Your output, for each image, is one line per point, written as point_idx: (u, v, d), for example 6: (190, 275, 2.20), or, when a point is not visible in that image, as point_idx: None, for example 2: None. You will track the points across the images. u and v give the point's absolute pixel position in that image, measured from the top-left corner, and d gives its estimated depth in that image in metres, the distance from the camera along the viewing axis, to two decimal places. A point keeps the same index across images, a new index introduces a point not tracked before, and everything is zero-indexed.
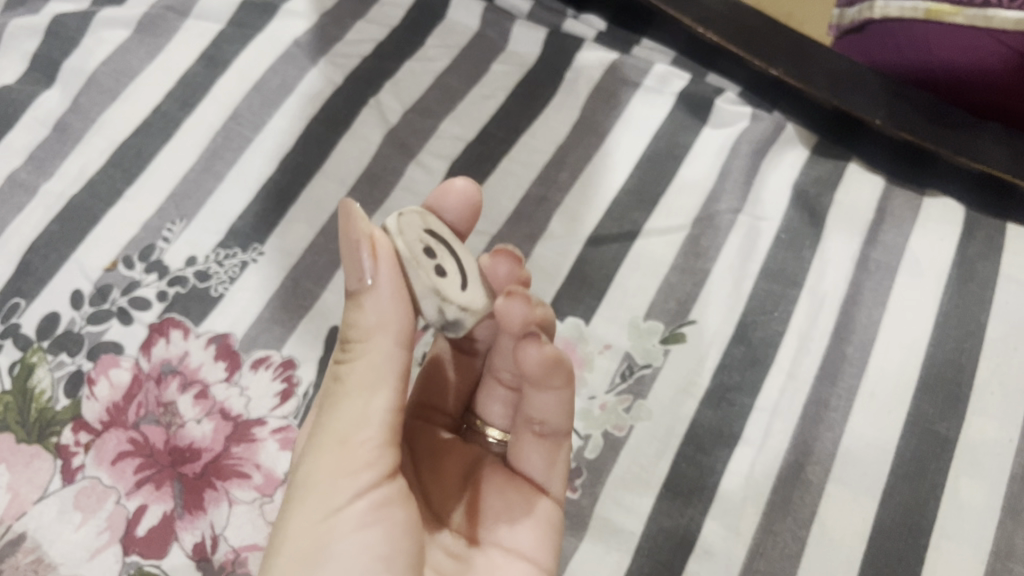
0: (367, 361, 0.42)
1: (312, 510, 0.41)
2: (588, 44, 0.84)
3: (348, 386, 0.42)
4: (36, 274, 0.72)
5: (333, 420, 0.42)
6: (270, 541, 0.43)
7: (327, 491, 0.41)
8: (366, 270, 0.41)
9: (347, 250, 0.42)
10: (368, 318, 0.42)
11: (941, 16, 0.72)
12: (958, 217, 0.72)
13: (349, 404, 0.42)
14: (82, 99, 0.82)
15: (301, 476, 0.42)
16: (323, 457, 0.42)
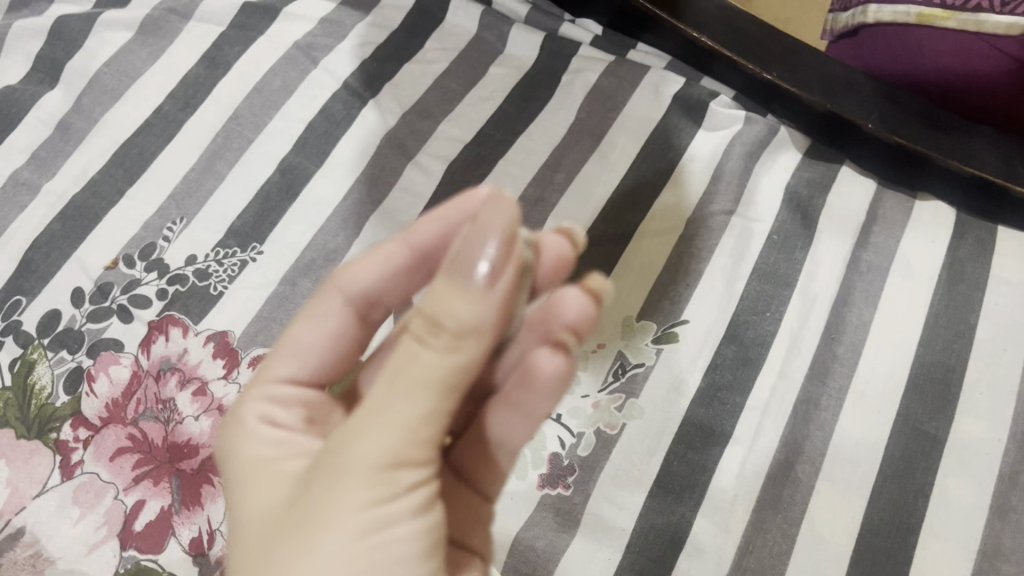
0: (451, 349, 0.36)
1: (362, 491, 0.35)
2: (585, 47, 0.85)
3: (415, 372, 0.36)
4: (38, 272, 0.73)
5: (381, 408, 0.36)
6: (282, 543, 0.36)
7: (383, 475, 0.36)
8: (490, 262, 0.35)
9: (471, 233, 0.35)
10: (456, 312, 0.35)
11: (932, 20, 0.72)
12: (949, 220, 0.72)
13: (412, 395, 0.36)
14: (85, 100, 0.83)
15: (345, 453, 0.36)
16: (366, 451, 0.36)
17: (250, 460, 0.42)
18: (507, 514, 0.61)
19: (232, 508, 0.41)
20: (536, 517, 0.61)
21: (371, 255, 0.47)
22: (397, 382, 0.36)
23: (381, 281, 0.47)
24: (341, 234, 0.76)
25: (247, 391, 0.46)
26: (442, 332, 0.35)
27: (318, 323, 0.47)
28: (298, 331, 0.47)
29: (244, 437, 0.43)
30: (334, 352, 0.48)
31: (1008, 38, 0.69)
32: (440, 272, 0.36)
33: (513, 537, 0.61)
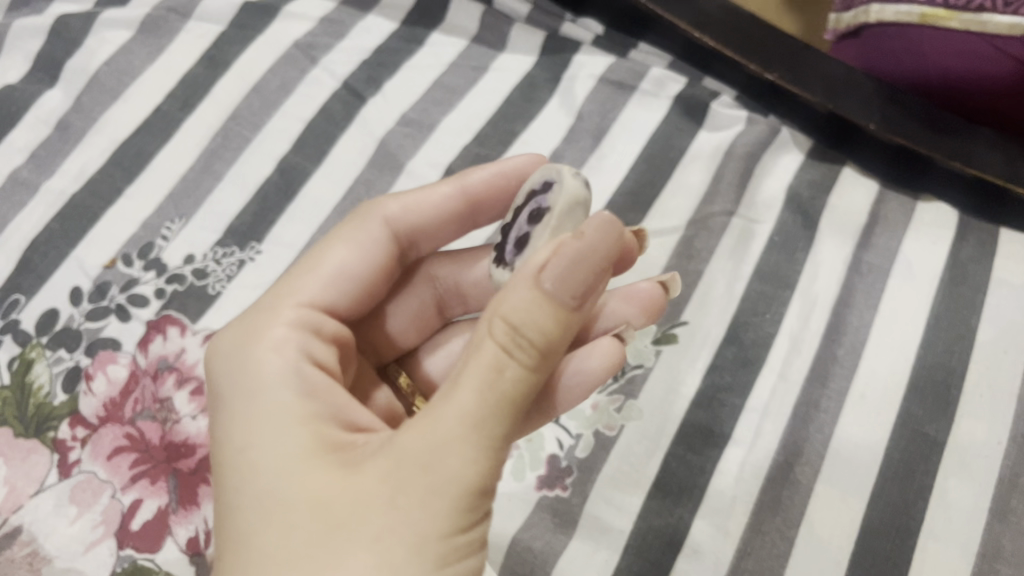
0: (527, 365, 0.39)
1: (443, 514, 0.37)
2: (586, 48, 0.84)
3: (491, 383, 0.38)
4: (36, 270, 0.73)
5: (452, 421, 0.37)
6: (314, 536, 0.38)
7: (460, 501, 0.37)
8: (569, 283, 0.39)
9: (578, 255, 0.39)
10: (547, 322, 0.39)
11: (935, 20, 0.72)
12: (951, 221, 0.72)
13: (481, 411, 0.38)
14: (84, 98, 0.83)
15: (429, 467, 0.37)
16: (428, 470, 0.37)
17: (291, 432, 0.42)
18: (504, 515, 0.61)
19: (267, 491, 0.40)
20: (534, 517, 0.61)
21: (425, 190, 0.56)
22: (474, 392, 0.38)
23: (423, 207, 0.56)
24: None
25: (278, 305, 0.50)
26: (521, 341, 0.38)
27: (357, 246, 0.53)
28: (332, 255, 0.53)
29: (280, 378, 0.45)
30: (355, 280, 0.53)
31: (1010, 38, 0.67)
32: (530, 282, 0.39)
33: (510, 538, 0.60)
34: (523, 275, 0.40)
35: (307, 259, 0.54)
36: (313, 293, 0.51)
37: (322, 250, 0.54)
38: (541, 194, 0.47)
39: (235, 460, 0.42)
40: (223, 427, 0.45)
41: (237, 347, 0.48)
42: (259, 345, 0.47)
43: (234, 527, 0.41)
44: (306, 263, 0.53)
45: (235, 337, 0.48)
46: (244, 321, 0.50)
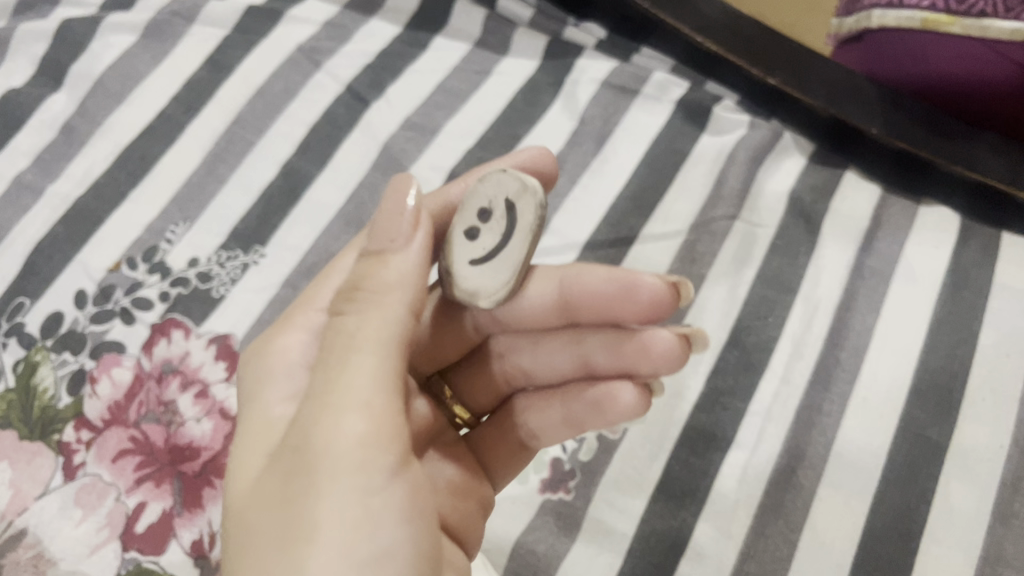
0: (378, 323, 0.42)
1: (335, 479, 0.38)
2: (588, 52, 0.85)
3: (356, 354, 0.41)
4: (41, 274, 0.73)
5: (328, 393, 0.40)
6: (241, 530, 0.40)
7: (348, 463, 0.38)
8: (393, 243, 0.44)
9: (392, 216, 0.45)
10: (385, 278, 0.43)
11: (937, 25, 0.71)
12: (953, 225, 0.72)
13: (355, 384, 0.40)
14: (88, 102, 0.83)
15: (314, 439, 0.39)
16: (313, 450, 0.39)
17: (243, 434, 0.46)
18: (508, 518, 0.61)
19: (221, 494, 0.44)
20: (538, 520, 0.61)
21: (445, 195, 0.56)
22: (337, 363, 0.41)
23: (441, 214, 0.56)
24: (343, 237, 0.76)
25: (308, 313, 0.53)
26: (369, 305, 0.43)
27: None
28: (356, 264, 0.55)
29: (258, 388, 0.48)
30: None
31: (1013, 44, 0.67)
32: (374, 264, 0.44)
33: (514, 540, 0.60)
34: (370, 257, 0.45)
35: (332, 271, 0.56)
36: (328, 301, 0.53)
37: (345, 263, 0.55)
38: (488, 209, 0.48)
39: None
40: None
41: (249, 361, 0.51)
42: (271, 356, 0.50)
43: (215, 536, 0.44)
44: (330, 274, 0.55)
45: (258, 347, 0.52)
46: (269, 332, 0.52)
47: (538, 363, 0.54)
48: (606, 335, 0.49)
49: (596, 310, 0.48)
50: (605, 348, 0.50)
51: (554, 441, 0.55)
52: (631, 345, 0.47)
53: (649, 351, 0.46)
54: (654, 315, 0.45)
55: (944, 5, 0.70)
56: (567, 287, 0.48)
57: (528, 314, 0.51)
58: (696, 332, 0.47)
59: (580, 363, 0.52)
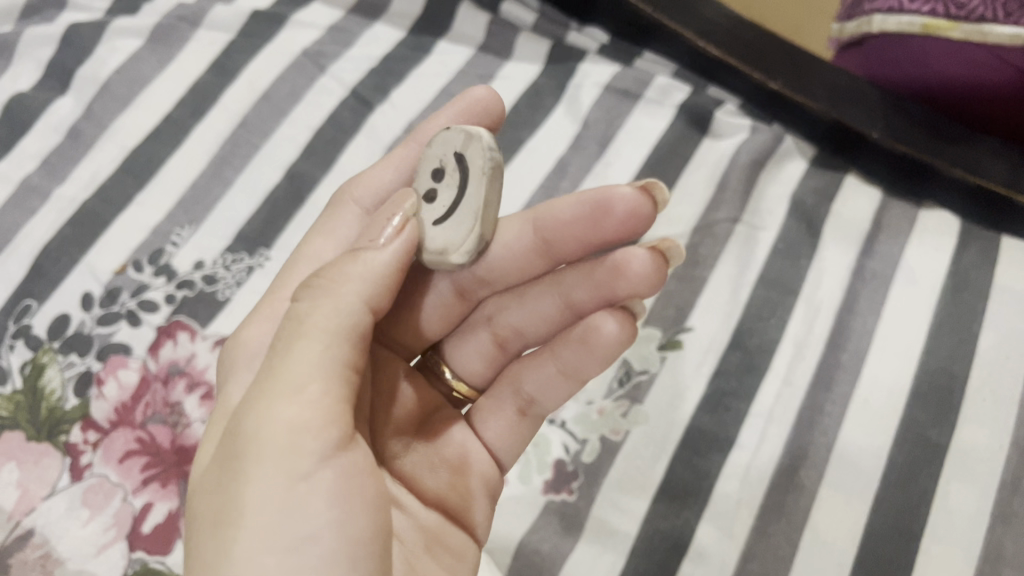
0: (324, 308, 0.42)
1: (260, 465, 0.37)
2: (590, 56, 0.85)
3: (297, 340, 0.40)
4: (48, 276, 0.74)
5: (265, 379, 0.40)
6: (192, 520, 0.41)
7: (273, 448, 0.37)
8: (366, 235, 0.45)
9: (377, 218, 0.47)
10: (350, 268, 0.43)
11: (936, 31, 0.71)
12: (953, 228, 0.73)
13: (290, 370, 0.39)
14: (94, 106, 0.84)
15: (246, 425, 0.39)
16: (245, 438, 0.38)
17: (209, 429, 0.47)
18: (512, 519, 0.62)
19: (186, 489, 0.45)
20: (541, 521, 0.62)
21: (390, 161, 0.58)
22: (281, 350, 0.41)
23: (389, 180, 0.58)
24: None
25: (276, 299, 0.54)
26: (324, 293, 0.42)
27: (336, 235, 0.57)
28: (317, 245, 0.57)
29: (231, 381, 0.49)
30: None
31: (1012, 48, 0.68)
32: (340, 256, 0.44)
33: (518, 540, 0.61)
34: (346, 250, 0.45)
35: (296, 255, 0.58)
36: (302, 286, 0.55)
37: (305, 246, 0.58)
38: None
39: None
40: None
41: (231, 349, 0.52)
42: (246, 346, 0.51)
43: None
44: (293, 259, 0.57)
45: (236, 335, 0.53)
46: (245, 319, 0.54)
47: (524, 317, 0.53)
48: (584, 269, 0.49)
49: (571, 238, 0.47)
50: (583, 282, 0.49)
51: (555, 400, 0.54)
52: (608, 268, 0.46)
53: (625, 269, 0.45)
54: (631, 221, 0.45)
55: (944, 10, 0.70)
56: (540, 222, 0.48)
57: (507, 261, 0.50)
58: (673, 245, 0.46)
59: (563, 306, 0.51)
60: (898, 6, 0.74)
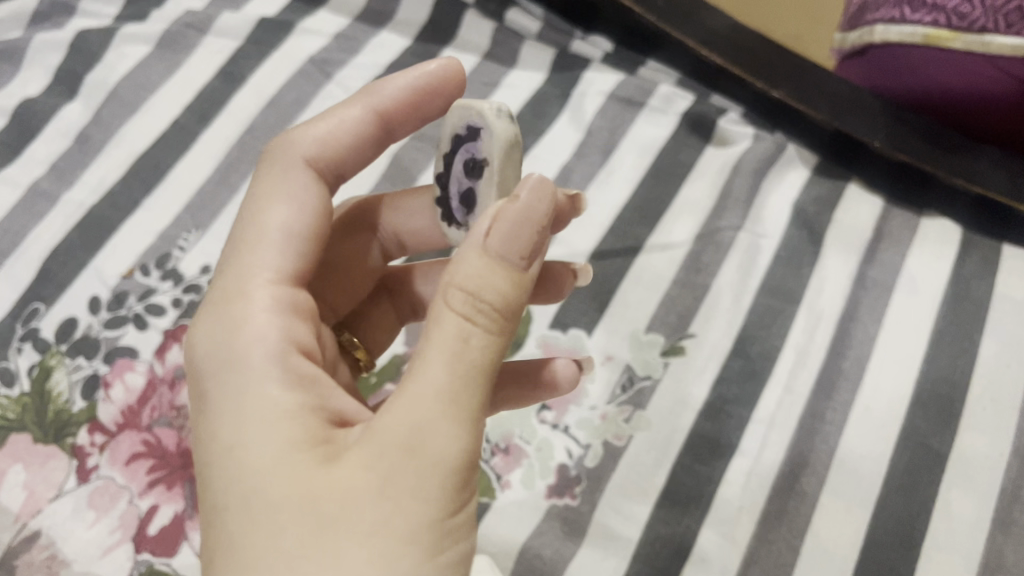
0: (489, 330, 0.37)
1: (432, 493, 0.34)
2: (594, 66, 0.86)
3: (460, 357, 0.36)
4: (56, 280, 0.74)
5: (429, 393, 0.36)
6: (290, 529, 0.34)
7: (444, 479, 0.35)
8: (515, 244, 0.38)
9: (516, 221, 0.38)
10: (500, 284, 0.38)
11: (939, 41, 0.72)
12: (954, 238, 0.73)
13: (455, 393, 0.36)
14: (103, 112, 0.85)
15: (418, 445, 0.35)
16: (408, 457, 0.34)
17: (270, 423, 0.38)
18: (515, 523, 0.62)
19: (244, 484, 0.36)
20: (544, 525, 0.62)
21: (334, 119, 0.51)
22: (443, 363, 0.36)
23: (338, 139, 0.51)
24: None
25: (241, 283, 0.44)
26: (484, 306, 0.37)
27: (295, 204, 0.47)
28: (270, 216, 0.47)
29: (247, 377, 0.39)
30: (307, 240, 0.47)
31: (1013, 59, 0.68)
32: (474, 249, 0.38)
33: (521, 544, 0.61)
34: (472, 241, 0.39)
35: (243, 224, 0.47)
36: (271, 264, 0.45)
37: (258, 217, 0.47)
38: (464, 135, 0.45)
39: (214, 459, 0.38)
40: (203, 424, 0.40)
41: (218, 331, 0.42)
42: (236, 339, 0.41)
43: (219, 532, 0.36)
44: (246, 231, 0.47)
45: (211, 336, 0.42)
46: (217, 312, 0.43)
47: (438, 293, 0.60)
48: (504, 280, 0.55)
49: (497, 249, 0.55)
50: None
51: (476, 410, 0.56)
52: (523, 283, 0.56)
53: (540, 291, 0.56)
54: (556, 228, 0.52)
55: (946, 20, 0.71)
56: None
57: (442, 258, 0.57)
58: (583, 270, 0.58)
59: None
60: (901, 16, 0.74)
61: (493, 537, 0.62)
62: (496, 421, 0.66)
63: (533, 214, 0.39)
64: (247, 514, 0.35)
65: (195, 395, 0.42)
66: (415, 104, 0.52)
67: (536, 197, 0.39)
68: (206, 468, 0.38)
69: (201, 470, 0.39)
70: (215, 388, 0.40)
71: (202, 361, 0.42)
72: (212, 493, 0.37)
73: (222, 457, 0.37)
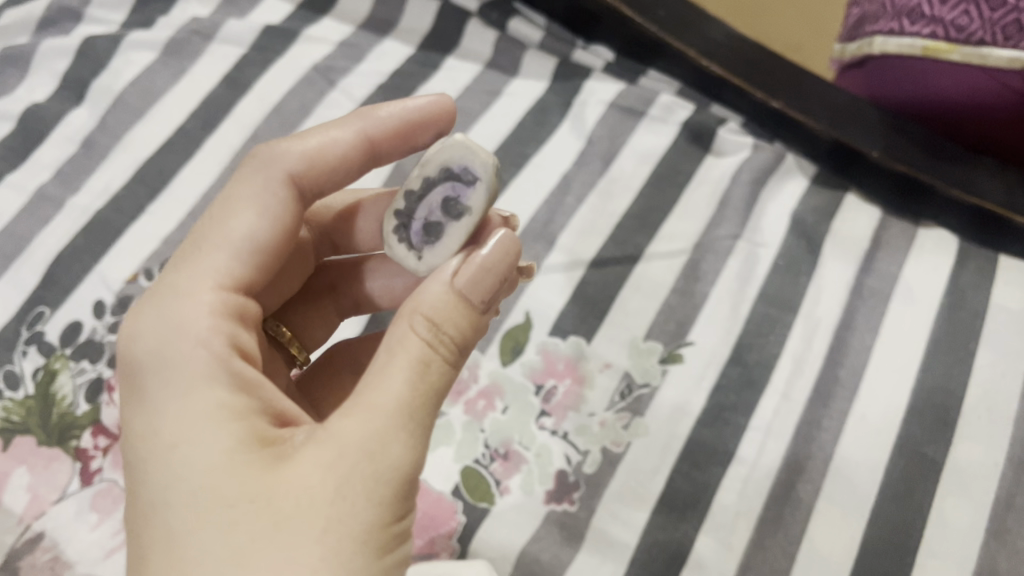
0: (446, 356, 0.40)
1: (381, 498, 0.37)
2: (596, 74, 0.87)
3: (419, 375, 0.39)
4: (61, 284, 0.75)
5: (388, 406, 0.38)
6: (243, 528, 0.36)
7: (394, 485, 0.37)
8: (479, 285, 0.42)
9: (485, 266, 0.42)
10: (460, 319, 0.41)
11: (936, 53, 0.72)
12: (950, 248, 0.74)
13: (412, 406, 0.39)
14: (109, 118, 0.86)
15: (373, 453, 0.37)
16: (366, 462, 0.37)
17: (221, 427, 0.39)
18: (513, 528, 0.63)
19: (195, 485, 0.38)
20: (542, 530, 0.63)
21: (322, 137, 0.50)
22: (402, 380, 0.39)
23: (325, 157, 0.50)
24: None
25: (196, 284, 0.44)
26: (445, 334, 0.40)
27: (263, 215, 0.47)
28: (237, 223, 0.46)
29: (195, 379, 0.40)
30: (267, 253, 0.47)
31: (1010, 71, 0.69)
32: (442, 284, 0.42)
33: (519, 549, 0.62)
34: (438, 277, 0.42)
35: (209, 223, 0.47)
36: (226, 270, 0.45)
37: (223, 224, 0.46)
38: (456, 175, 0.47)
39: (160, 459, 0.39)
40: (147, 421, 0.40)
41: (159, 329, 0.42)
42: (181, 338, 0.42)
43: (167, 529, 0.37)
44: (206, 230, 0.47)
45: (152, 331, 0.42)
46: (160, 307, 0.43)
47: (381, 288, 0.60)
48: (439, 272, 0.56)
49: None
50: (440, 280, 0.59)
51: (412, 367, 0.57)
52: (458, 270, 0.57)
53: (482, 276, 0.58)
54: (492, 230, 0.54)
55: (944, 32, 0.71)
56: None
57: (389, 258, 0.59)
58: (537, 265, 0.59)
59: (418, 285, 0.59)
60: (899, 28, 0.75)
61: (491, 542, 0.62)
62: (495, 427, 0.66)
63: (500, 262, 0.43)
64: (198, 512, 0.37)
65: (131, 391, 0.42)
66: (404, 134, 0.52)
67: (504, 248, 0.44)
68: (149, 464, 0.39)
69: (143, 465, 0.39)
70: (157, 387, 0.41)
71: (143, 357, 0.42)
72: (158, 491, 0.38)
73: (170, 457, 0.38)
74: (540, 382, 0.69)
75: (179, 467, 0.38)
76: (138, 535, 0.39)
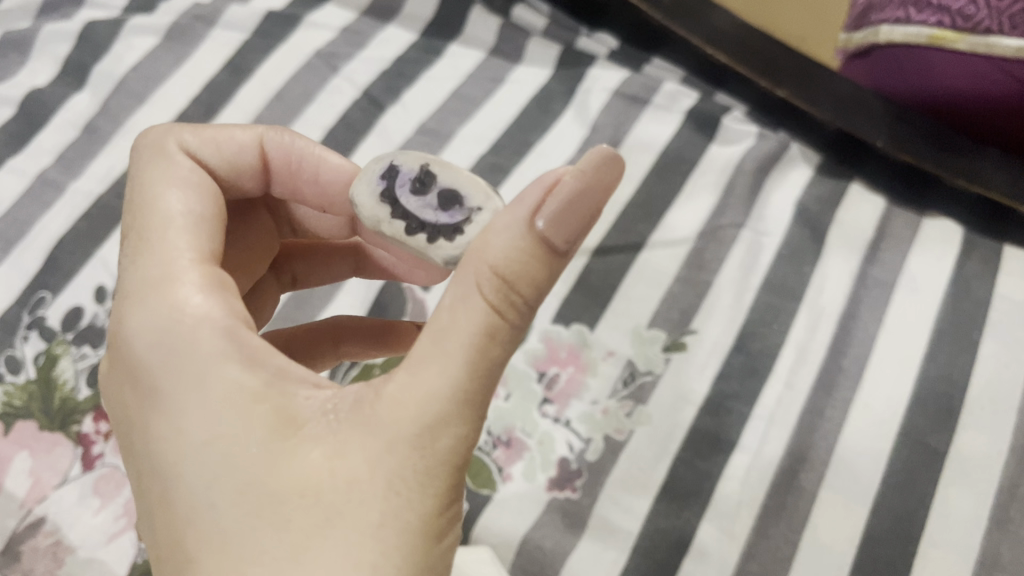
0: (514, 323, 0.35)
1: (436, 486, 0.35)
2: (599, 62, 0.86)
3: (482, 350, 0.34)
4: (62, 269, 0.75)
5: (439, 392, 0.34)
6: (293, 525, 0.34)
7: (449, 470, 0.35)
8: (561, 228, 0.35)
9: (568, 203, 0.35)
10: (538, 271, 0.35)
11: (943, 42, 0.72)
12: (955, 239, 0.74)
13: (466, 388, 0.34)
14: (111, 102, 0.85)
15: (427, 442, 0.34)
16: (415, 450, 0.34)
17: (251, 416, 0.35)
18: (515, 515, 0.63)
19: (233, 482, 0.35)
20: (545, 518, 0.63)
21: (218, 131, 0.48)
22: (457, 360, 0.34)
23: (218, 147, 0.48)
24: None
25: (173, 268, 0.40)
26: (516, 294, 0.34)
27: (187, 183, 0.44)
28: (170, 199, 0.43)
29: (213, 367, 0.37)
30: (212, 222, 0.43)
31: (1016, 60, 0.68)
32: (518, 227, 0.35)
33: (521, 536, 0.62)
34: (512, 218, 0.35)
35: (135, 212, 0.43)
36: (183, 246, 0.41)
37: (152, 202, 0.43)
38: (388, 186, 0.43)
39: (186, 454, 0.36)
40: (168, 416, 0.37)
41: (158, 320, 0.38)
42: (186, 329, 0.38)
43: (207, 528, 0.35)
44: (143, 218, 0.42)
45: (152, 326, 0.38)
46: (153, 301, 0.39)
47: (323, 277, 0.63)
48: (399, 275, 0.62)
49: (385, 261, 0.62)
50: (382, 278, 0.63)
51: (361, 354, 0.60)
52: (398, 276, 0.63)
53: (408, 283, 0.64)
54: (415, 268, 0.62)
55: (950, 22, 0.71)
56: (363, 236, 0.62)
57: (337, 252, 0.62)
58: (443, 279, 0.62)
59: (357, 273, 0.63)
60: (906, 17, 0.74)
61: (494, 529, 0.62)
62: (497, 414, 0.66)
63: (587, 199, 0.36)
64: (239, 510, 0.34)
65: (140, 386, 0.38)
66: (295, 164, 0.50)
67: (595, 172, 0.37)
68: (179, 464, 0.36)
69: (170, 465, 0.36)
70: (172, 378, 0.37)
71: (150, 353, 0.38)
72: (191, 490, 0.35)
73: (200, 453, 0.35)
74: (542, 369, 0.69)
75: (211, 462, 0.35)
76: (173, 534, 0.36)
